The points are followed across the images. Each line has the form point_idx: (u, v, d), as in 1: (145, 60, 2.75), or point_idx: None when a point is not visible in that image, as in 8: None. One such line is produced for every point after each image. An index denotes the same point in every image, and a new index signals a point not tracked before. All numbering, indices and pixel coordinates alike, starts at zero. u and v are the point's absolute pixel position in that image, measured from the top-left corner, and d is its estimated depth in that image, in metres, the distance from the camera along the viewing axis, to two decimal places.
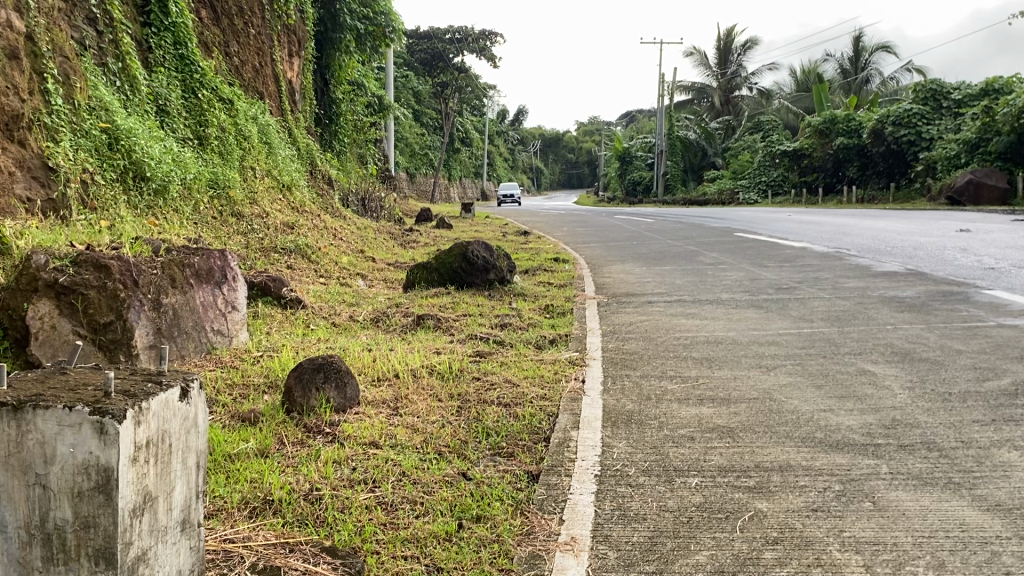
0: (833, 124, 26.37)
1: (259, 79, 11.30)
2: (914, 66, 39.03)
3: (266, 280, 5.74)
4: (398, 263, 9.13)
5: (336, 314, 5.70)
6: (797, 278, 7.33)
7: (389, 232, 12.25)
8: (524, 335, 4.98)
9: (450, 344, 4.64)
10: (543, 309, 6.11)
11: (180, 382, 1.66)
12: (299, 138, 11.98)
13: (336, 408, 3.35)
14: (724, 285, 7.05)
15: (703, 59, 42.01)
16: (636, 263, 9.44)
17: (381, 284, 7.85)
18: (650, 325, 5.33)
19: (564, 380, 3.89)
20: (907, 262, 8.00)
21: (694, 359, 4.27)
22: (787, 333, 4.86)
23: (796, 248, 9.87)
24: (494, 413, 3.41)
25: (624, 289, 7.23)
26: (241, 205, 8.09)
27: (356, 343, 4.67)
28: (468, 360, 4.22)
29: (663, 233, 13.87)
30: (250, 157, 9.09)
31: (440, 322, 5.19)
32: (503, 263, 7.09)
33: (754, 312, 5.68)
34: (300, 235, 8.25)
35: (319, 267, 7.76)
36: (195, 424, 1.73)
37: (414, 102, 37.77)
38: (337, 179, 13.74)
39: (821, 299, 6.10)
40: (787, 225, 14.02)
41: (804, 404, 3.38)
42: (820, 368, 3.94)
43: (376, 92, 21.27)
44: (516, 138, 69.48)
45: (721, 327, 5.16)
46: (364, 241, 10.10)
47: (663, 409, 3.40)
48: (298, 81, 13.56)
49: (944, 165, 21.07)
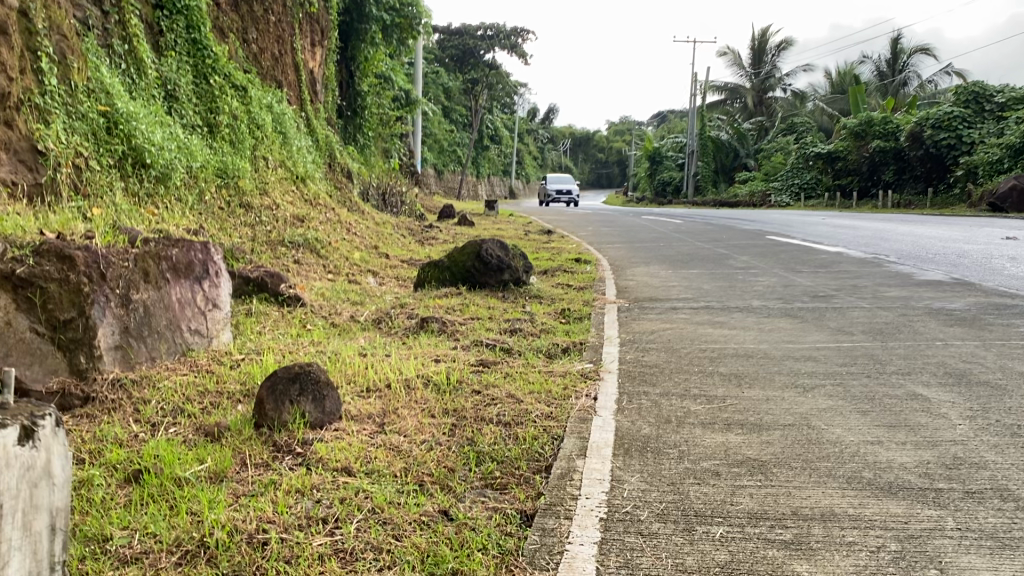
0: (870, 127, 25.66)
1: (278, 68, 10.96)
2: (955, 69, 38.00)
3: (264, 274, 5.33)
4: (412, 260, 8.76)
5: (336, 313, 5.31)
6: (834, 285, 6.83)
7: (409, 228, 11.89)
8: (535, 342, 4.55)
9: (453, 350, 4.23)
10: (559, 313, 5.69)
11: (18, 428, 1.63)
12: (318, 130, 11.64)
13: (311, 424, 2.96)
14: (755, 291, 6.58)
15: (738, 59, 41.24)
16: (662, 265, 8.99)
17: (392, 281, 7.50)
18: (674, 334, 4.87)
19: (574, 397, 3.47)
20: (952, 271, 7.47)
21: (721, 376, 3.81)
22: (825, 348, 4.39)
23: (832, 254, 9.34)
24: (490, 434, 3.00)
25: (648, 293, 6.77)
26: (250, 196, 7.75)
27: (351, 347, 4.27)
28: (471, 370, 3.81)
29: (691, 235, 13.39)
30: (262, 146, 8.75)
31: (444, 326, 4.77)
32: (519, 262, 6.69)
33: (788, 322, 5.20)
34: (310, 229, 7.90)
35: (327, 262, 7.40)
36: (37, 479, 1.69)
37: (443, 98, 37.34)
38: (358, 172, 13.38)
39: (862, 309, 5.61)
40: (822, 229, 13.45)
41: (847, 434, 2.93)
42: (865, 391, 3.48)
43: (403, 86, 20.87)
44: (546, 137, 69.19)
45: (751, 339, 4.70)
46: (379, 235, 9.74)
47: (685, 436, 2.96)
48: (321, 71, 13.23)
49: (986, 170, 20.31)
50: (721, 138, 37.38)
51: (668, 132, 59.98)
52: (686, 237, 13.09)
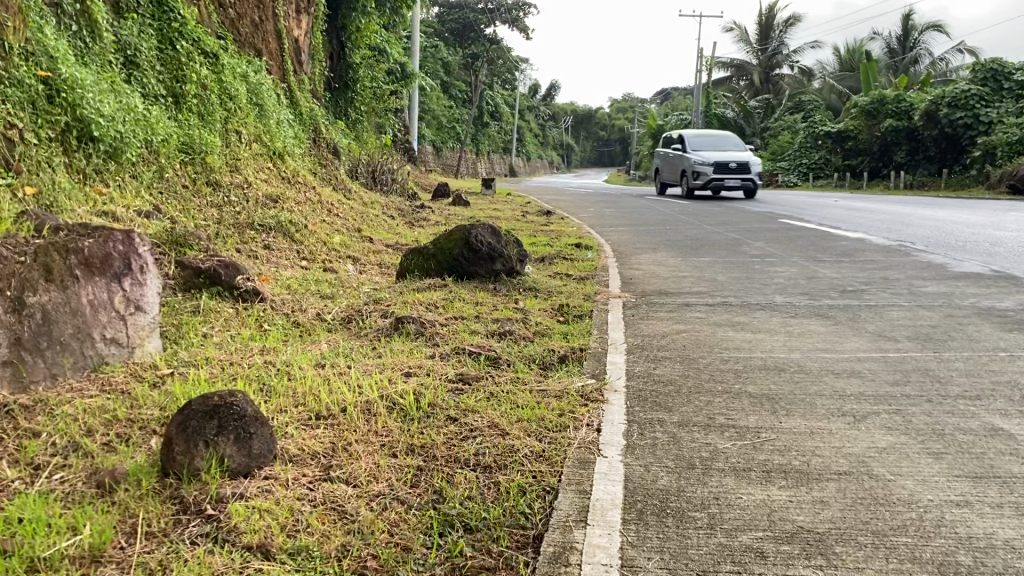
0: (882, 105, 24.95)
1: (258, 34, 10.28)
2: (966, 46, 37.17)
3: (218, 264, 4.64)
4: (399, 245, 8.10)
5: (301, 309, 4.64)
6: (861, 279, 6.15)
7: (399, 209, 11.21)
8: (526, 350, 3.88)
9: (429, 360, 3.56)
10: (556, 310, 5.03)
11: None
12: (302, 103, 10.93)
13: (231, 474, 2.30)
14: (776, 285, 5.89)
15: (744, 35, 40.29)
16: (670, 252, 8.32)
17: (374, 269, 6.84)
18: (690, 339, 4.21)
19: (572, 428, 2.80)
20: (989, 262, 6.78)
21: (750, 399, 3.16)
22: (868, 360, 3.72)
23: (852, 241, 8.67)
24: (464, 484, 2.35)
25: (656, 286, 6.10)
26: (219, 173, 7.06)
27: (308, 355, 3.61)
28: (444, 389, 3.14)
29: (698, 217, 12.70)
30: (235, 119, 8.04)
31: (423, 328, 4.10)
32: (512, 249, 6.02)
33: (818, 325, 4.53)
34: (285, 211, 7.20)
35: (300, 247, 6.73)
36: None
37: (442, 73, 36.52)
38: (346, 148, 12.74)
39: (901, 308, 4.95)
40: (837, 212, 12.75)
41: (924, 490, 2.27)
42: (931, 422, 2.82)
43: (398, 58, 20.12)
44: (547, 114, 68.34)
45: (779, 346, 4.04)
46: (363, 217, 9.06)
47: (715, 490, 2.30)
48: (307, 41, 12.51)
49: (1004, 150, 19.55)
50: (725, 115, 36.57)
51: (671, 110, 59.05)
52: (693, 219, 12.40)
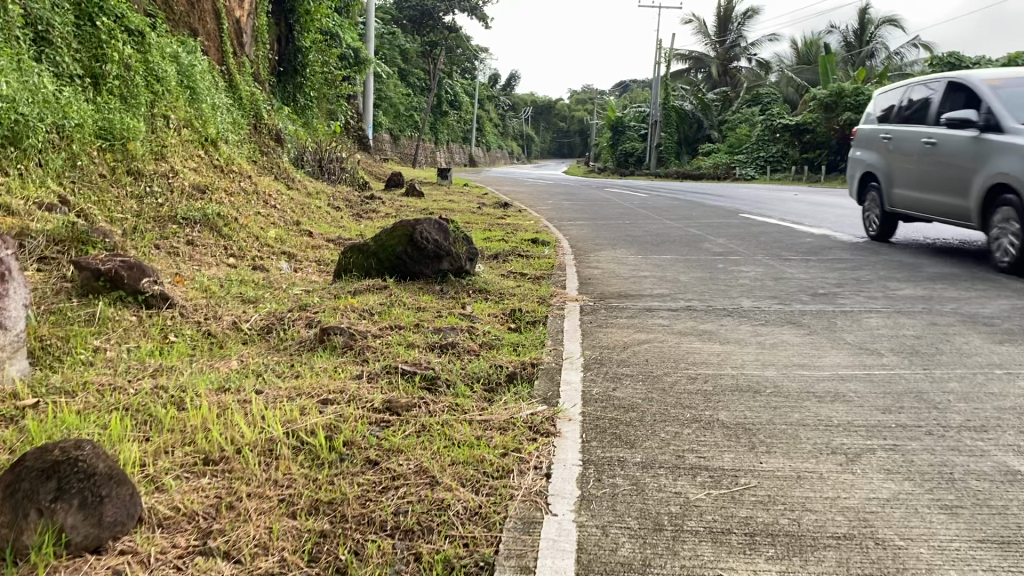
0: (840, 98, 24.86)
1: (194, 14, 9.67)
2: (921, 41, 37.44)
3: (121, 265, 4.09)
4: (340, 239, 7.59)
5: (216, 318, 4.12)
6: (832, 280, 5.77)
7: (345, 200, 10.67)
8: (469, 367, 3.40)
9: (353, 384, 3.07)
10: (506, 316, 4.56)
11: None
12: (242, 86, 10.33)
13: (74, 552, 1.80)
14: (744, 287, 5.48)
15: (703, 27, 40.22)
16: (629, 249, 7.91)
17: (310, 268, 6.33)
18: (653, 352, 3.76)
19: (516, 475, 2.33)
20: (962, 261, 6.46)
21: (724, 429, 2.72)
22: (852, 379, 3.30)
23: (817, 237, 8.32)
24: (375, 559, 1.86)
25: (616, 287, 5.65)
26: (142, 161, 6.47)
27: (212, 380, 3.11)
28: (365, 424, 2.65)
29: (656, 211, 12.34)
30: (162, 102, 7.41)
31: (352, 343, 3.60)
32: (461, 247, 5.51)
33: (793, 334, 4.12)
34: (214, 203, 6.66)
35: (227, 244, 6.20)
36: None
37: (399, 61, 35.90)
38: (292, 135, 12.16)
39: (878, 315, 4.56)
40: (800, 207, 12.48)
41: (941, 564, 1.84)
42: (936, 463, 2.40)
43: (352, 43, 19.54)
44: (507, 105, 67.91)
45: (753, 361, 3.61)
46: (305, 209, 8.51)
47: (687, 565, 1.85)
48: (250, 22, 11.88)
49: None
50: (684, 108, 36.42)
51: (631, 101, 58.91)
52: (652, 213, 12.03)
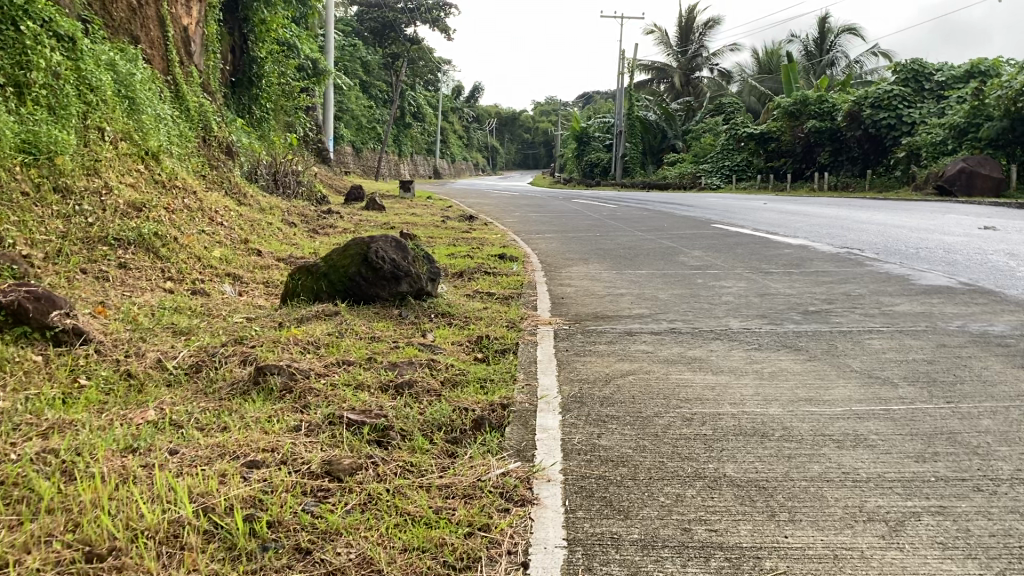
0: (805, 106, 24.80)
1: (136, 20, 9.10)
2: (879, 50, 37.84)
3: (27, 293, 3.53)
4: (292, 258, 7.08)
5: (138, 355, 3.59)
6: (821, 296, 5.37)
7: (301, 215, 10.16)
8: (428, 411, 2.91)
9: (288, 441, 2.58)
10: (473, 344, 4.09)
11: None
12: (188, 97, 9.74)
13: None
14: (728, 306, 5.05)
15: (665, 38, 40.27)
16: (601, 263, 7.50)
17: (257, 292, 5.82)
18: (638, 386, 3.29)
19: (484, 567, 1.85)
20: (954, 274, 6.13)
21: (735, 489, 2.27)
22: (871, 418, 2.87)
23: (796, 248, 7.97)
24: None
25: (591, 307, 5.22)
26: (71, 177, 5.89)
27: (118, 438, 2.60)
28: (297, 497, 2.16)
29: (626, 222, 11.98)
30: (96, 113, 6.81)
31: (291, 386, 3.10)
32: (421, 267, 5.01)
33: (792, 361, 3.68)
34: (152, 222, 6.11)
35: (165, 266, 5.67)
36: None
37: (362, 73, 35.52)
38: (245, 149, 11.61)
39: (879, 336, 4.17)
40: (771, 216, 12.20)
41: None
42: (999, 533, 1.97)
43: (311, 54, 19.00)
44: (471, 117, 67.64)
45: (753, 395, 3.15)
46: (253, 226, 7.96)
47: None
48: (199, 31, 11.32)
49: (929, 151, 19.48)
50: (648, 117, 36.34)
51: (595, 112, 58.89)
52: (622, 225, 11.66)
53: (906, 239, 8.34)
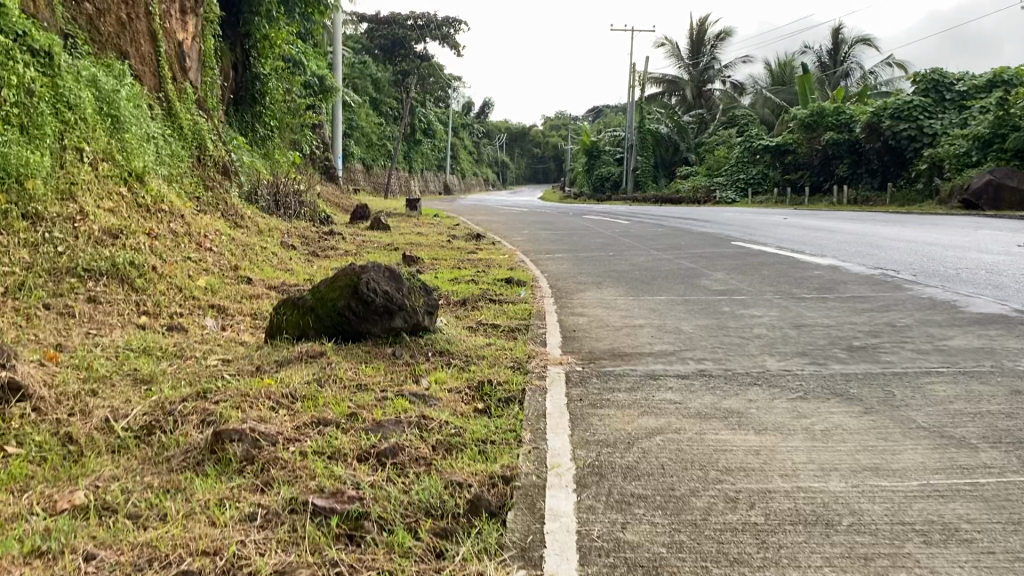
0: (821, 118, 24.28)
1: (125, 35, 8.68)
2: (894, 60, 37.30)
3: None
4: (284, 286, 6.60)
5: (83, 414, 3.08)
6: (864, 327, 4.83)
7: (301, 237, 9.70)
8: (414, 491, 2.40)
9: (236, 539, 2.08)
10: (475, 392, 3.57)
11: None
12: (181, 114, 9.30)
13: None
14: (761, 341, 4.52)
15: (676, 51, 39.86)
16: (616, 288, 6.99)
17: (242, 326, 5.33)
18: (667, 452, 2.77)
19: None
20: (1005, 300, 5.58)
21: None
22: (956, 497, 2.34)
23: (825, 270, 7.43)
24: None
25: (607, 342, 4.70)
26: (42, 202, 5.42)
27: (25, 538, 2.09)
28: None
29: (642, 241, 11.48)
30: (75, 132, 6.35)
31: (253, 457, 2.59)
32: (419, 299, 4.50)
33: (846, 415, 3.14)
34: (131, 249, 5.64)
35: (140, 299, 5.18)
36: None
37: (371, 89, 35.34)
38: (244, 168, 11.18)
39: (940, 379, 3.62)
40: (793, 232, 11.64)
41: None
42: None
43: (317, 71, 18.61)
44: (481, 133, 67.43)
45: (805, 465, 2.62)
46: (244, 250, 7.48)
47: None
48: (196, 46, 10.91)
49: (952, 163, 18.89)
50: (660, 131, 35.89)
51: (606, 126, 58.46)
52: (638, 243, 11.14)
53: (943, 259, 7.76)
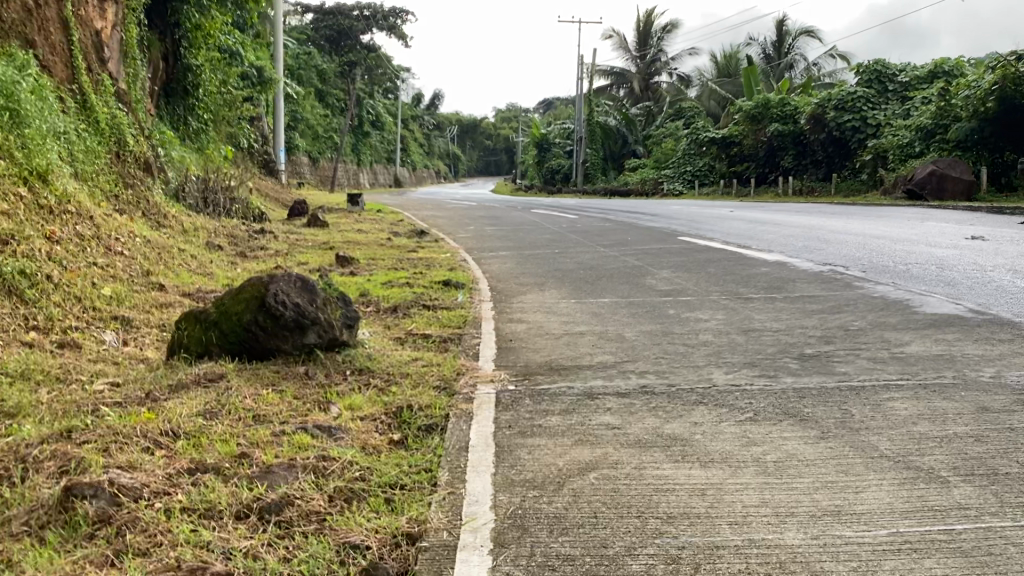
0: (766, 109, 24.31)
1: (32, 23, 8.05)
2: (838, 52, 37.66)
3: None
4: (200, 292, 6.11)
5: None
6: (815, 332, 4.54)
7: (228, 236, 9.16)
8: (297, 560, 2.01)
9: None
10: (391, 419, 3.17)
11: None
12: (97, 107, 8.68)
13: None
14: (708, 350, 4.19)
15: (624, 43, 39.75)
16: (559, 289, 6.64)
17: (146, 340, 4.84)
18: (601, 495, 2.40)
19: None
20: (959, 298, 5.35)
21: None
22: (931, 552, 2.01)
23: (774, 266, 7.15)
24: None
25: (544, 354, 4.33)
26: None
27: None
28: None
29: (588, 236, 11.16)
30: None
31: (108, 519, 2.16)
32: (336, 312, 4.08)
33: (802, 441, 2.82)
34: (23, 255, 5.09)
35: (29, 313, 4.66)
36: None
37: (316, 80, 34.54)
38: (170, 163, 10.57)
39: (901, 395, 3.31)
40: (741, 225, 11.44)
41: None
42: None
43: (254, 62, 17.91)
44: (431, 125, 66.71)
45: (758, 509, 2.28)
46: (162, 254, 6.97)
47: None
48: (116, 34, 10.27)
49: (896, 154, 18.98)
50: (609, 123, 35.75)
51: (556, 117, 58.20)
52: (584, 239, 10.81)
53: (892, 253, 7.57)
